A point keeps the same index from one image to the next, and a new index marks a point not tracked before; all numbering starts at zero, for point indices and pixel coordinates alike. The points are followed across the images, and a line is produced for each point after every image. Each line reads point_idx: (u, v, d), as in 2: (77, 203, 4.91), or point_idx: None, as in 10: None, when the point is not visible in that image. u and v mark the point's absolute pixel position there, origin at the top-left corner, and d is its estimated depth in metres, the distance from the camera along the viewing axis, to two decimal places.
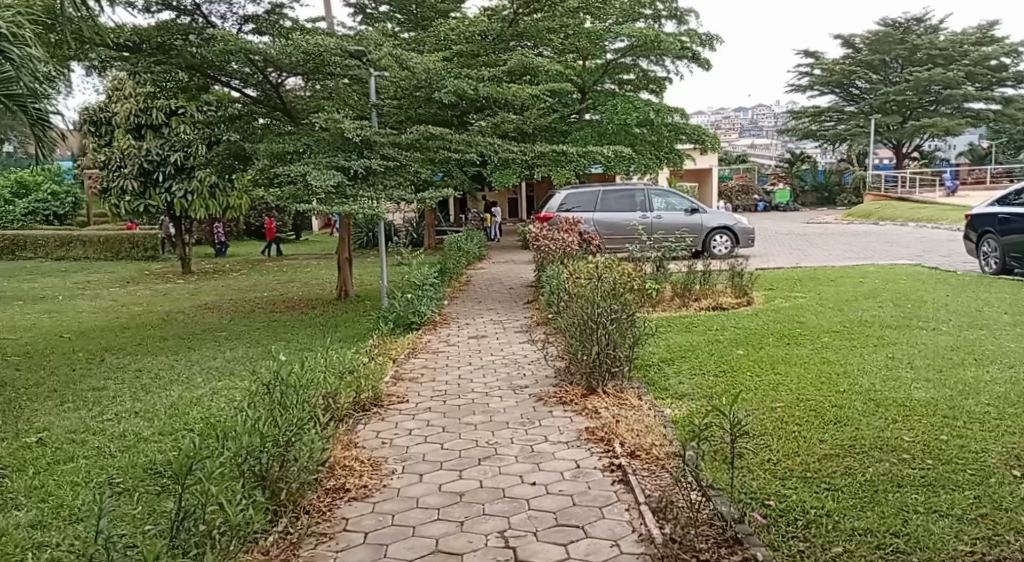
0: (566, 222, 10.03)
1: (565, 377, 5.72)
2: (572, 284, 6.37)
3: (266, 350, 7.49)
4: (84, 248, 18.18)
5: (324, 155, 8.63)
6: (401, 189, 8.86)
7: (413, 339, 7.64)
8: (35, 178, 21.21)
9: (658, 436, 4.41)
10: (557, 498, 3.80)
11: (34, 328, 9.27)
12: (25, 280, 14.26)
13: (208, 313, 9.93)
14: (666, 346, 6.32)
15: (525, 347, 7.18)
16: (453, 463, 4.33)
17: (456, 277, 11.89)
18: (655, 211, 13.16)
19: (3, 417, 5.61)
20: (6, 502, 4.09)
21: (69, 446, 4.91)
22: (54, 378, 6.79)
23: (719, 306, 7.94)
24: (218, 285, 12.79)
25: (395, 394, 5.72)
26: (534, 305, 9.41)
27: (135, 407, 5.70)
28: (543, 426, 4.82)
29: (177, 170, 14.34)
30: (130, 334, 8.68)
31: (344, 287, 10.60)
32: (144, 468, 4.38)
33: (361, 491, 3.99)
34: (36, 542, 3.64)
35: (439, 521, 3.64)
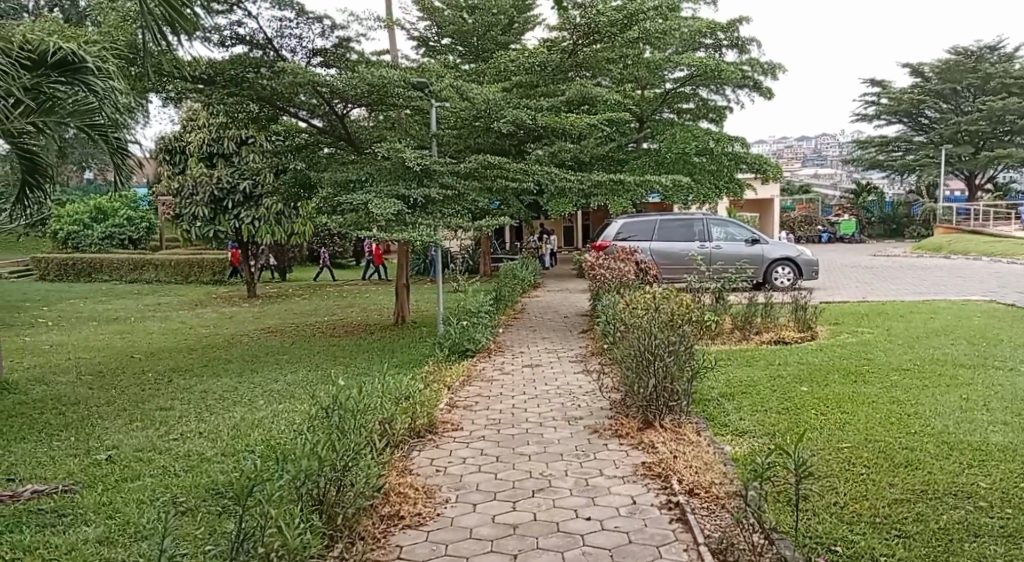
0: (623, 251, 9.97)
1: (621, 408, 5.66)
2: (629, 314, 6.30)
3: (326, 374, 7.59)
4: (156, 271, 18.84)
5: (385, 184, 8.80)
6: (459, 218, 8.96)
7: (468, 366, 7.66)
8: (113, 205, 22.19)
9: (717, 474, 4.31)
10: (612, 534, 3.73)
11: (106, 348, 9.62)
12: (100, 302, 14.82)
13: (271, 337, 10.15)
14: (726, 381, 6.19)
15: (580, 377, 7.13)
16: (507, 493, 4.30)
17: (511, 304, 11.92)
18: (714, 240, 12.98)
19: (75, 434, 5.80)
20: (75, 517, 4.21)
21: (136, 464, 5.05)
22: (123, 396, 7.01)
23: (781, 339, 7.76)
24: (280, 309, 13.07)
25: (450, 421, 5.74)
26: (590, 335, 9.35)
27: (200, 428, 5.84)
28: (597, 460, 4.76)
29: (246, 198, 14.78)
30: (196, 356, 8.92)
31: (401, 314, 10.70)
32: (207, 489, 4.46)
33: (415, 519, 3.99)
34: (103, 558, 3.73)
35: (493, 553, 3.61)
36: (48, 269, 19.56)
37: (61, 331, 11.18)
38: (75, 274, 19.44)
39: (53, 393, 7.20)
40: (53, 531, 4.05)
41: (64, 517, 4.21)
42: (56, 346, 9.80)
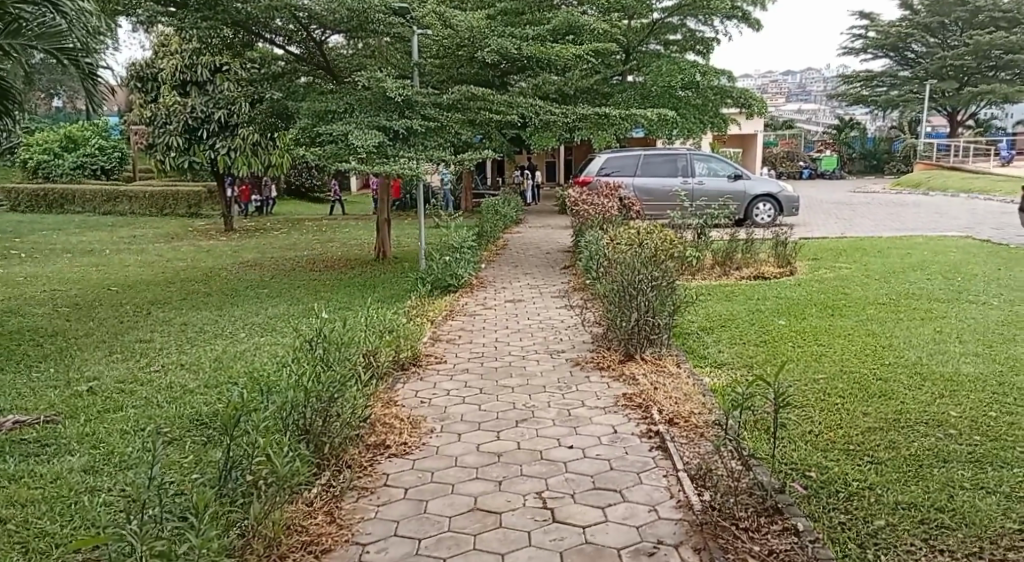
0: (607, 186, 9.95)
1: (603, 342, 5.73)
2: (613, 249, 6.31)
3: (308, 308, 7.59)
4: (131, 203, 18.53)
5: (365, 115, 8.66)
6: (441, 150, 8.86)
7: (450, 301, 7.70)
8: (84, 134, 21.69)
9: (697, 405, 4.40)
10: (594, 462, 3.81)
11: (83, 280, 9.52)
12: (74, 234, 14.59)
13: (250, 271, 10.08)
14: (707, 314, 6.28)
15: (562, 311, 7.19)
16: (491, 424, 4.37)
17: (493, 240, 11.91)
18: (697, 176, 12.96)
19: (55, 365, 5.80)
20: (59, 447, 4.23)
21: (119, 396, 5.05)
22: (103, 328, 7.01)
23: (762, 275, 7.83)
24: (259, 243, 12.96)
25: (434, 354, 5.80)
26: (572, 270, 9.39)
27: (181, 359, 5.85)
28: (580, 391, 4.84)
29: (221, 128, 14.48)
30: (175, 289, 8.86)
31: (383, 249, 10.64)
32: (190, 420, 4.50)
33: (401, 448, 4.05)
34: (89, 486, 3.75)
35: (478, 480, 3.68)
36: (20, 200, 19.19)
37: (37, 262, 11.02)
38: (47, 205, 19.09)
39: (29, 324, 7.14)
40: (37, 460, 4.07)
41: (48, 447, 4.23)
42: (31, 278, 9.68)
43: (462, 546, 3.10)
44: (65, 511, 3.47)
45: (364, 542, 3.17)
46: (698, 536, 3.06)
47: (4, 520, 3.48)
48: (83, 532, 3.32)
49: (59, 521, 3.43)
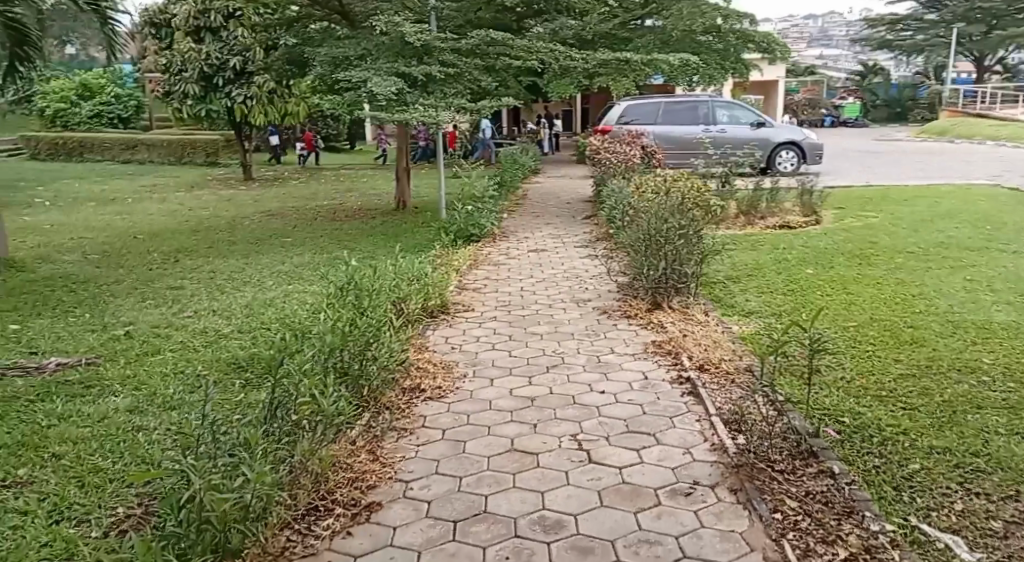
0: (628, 134, 9.86)
1: (630, 291, 5.76)
2: (638, 198, 6.27)
3: (333, 257, 7.63)
4: (150, 151, 18.55)
5: (384, 61, 8.57)
6: (461, 98, 8.78)
7: (474, 250, 7.74)
8: (99, 82, 21.63)
9: (726, 351, 4.45)
10: (627, 407, 3.87)
11: (108, 228, 9.60)
12: (95, 182, 14.66)
13: (271, 220, 10.12)
14: (733, 264, 6.28)
15: (586, 261, 7.20)
16: (523, 369, 4.43)
17: (512, 189, 11.89)
18: (719, 124, 12.80)
19: (90, 310, 5.91)
20: (103, 388, 4.34)
21: (156, 339, 5.16)
22: (133, 275, 7.09)
23: (787, 224, 7.79)
24: (277, 193, 12.97)
25: (461, 302, 5.85)
26: (594, 220, 9.37)
27: (213, 306, 5.93)
28: (608, 338, 4.89)
29: (237, 75, 14.34)
30: (201, 237, 8.93)
31: (403, 199, 10.62)
32: (229, 363, 4.59)
33: (436, 392, 4.13)
34: (137, 425, 3.86)
35: (513, 422, 3.75)
36: (40, 147, 19.29)
37: (60, 210, 11.11)
38: (68, 152, 19.17)
39: (62, 271, 7.26)
40: (82, 400, 4.18)
41: (92, 388, 4.34)
42: (57, 226, 9.78)
43: (503, 484, 3.17)
44: (113, 454, 3.56)
45: (407, 480, 3.25)
46: (734, 478, 3.11)
47: (58, 456, 3.59)
48: (135, 468, 3.43)
49: (110, 458, 3.53)
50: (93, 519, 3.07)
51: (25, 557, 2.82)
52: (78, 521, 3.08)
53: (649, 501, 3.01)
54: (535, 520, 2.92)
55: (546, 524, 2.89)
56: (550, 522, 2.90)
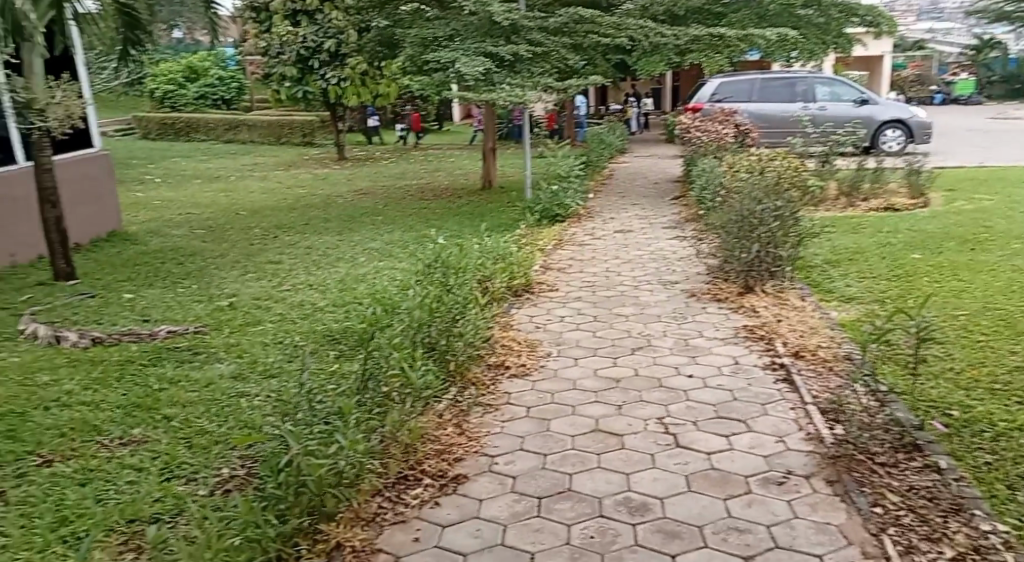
0: (721, 111, 9.59)
1: (719, 273, 5.61)
2: (731, 178, 6.08)
3: (421, 235, 7.73)
4: (251, 132, 19.22)
5: (473, 41, 8.58)
6: (548, 76, 8.72)
7: (559, 230, 7.71)
8: (205, 65, 22.53)
9: (824, 338, 4.28)
10: (717, 392, 3.77)
11: (212, 205, 10.01)
12: (201, 161, 15.31)
13: (363, 198, 10.33)
14: (831, 247, 6.03)
15: (674, 242, 7.05)
16: (608, 350, 4.38)
17: (599, 168, 11.78)
18: (818, 101, 12.27)
19: (196, 282, 6.18)
20: (209, 355, 4.53)
21: (256, 311, 5.35)
22: (236, 249, 7.37)
23: (891, 207, 7.42)
24: (369, 172, 13.22)
25: (545, 281, 5.82)
26: (683, 201, 9.16)
27: (308, 280, 6.10)
28: (697, 321, 4.77)
29: (332, 58, 14.66)
30: (297, 214, 9.21)
31: (489, 177, 10.64)
32: (324, 335, 4.71)
33: (521, 370, 4.12)
34: (239, 391, 4.01)
35: (598, 403, 3.70)
36: (151, 127, 20.29)
37: (169, 187, 11.65)
38: (176, 133, 20.08)
39: (172, 245, 7.63)
40: (190, 365, 4.38)
41: (200, 354, 4.53)
42: (166, 202, 10.26)
43: (588, 464, 3.14)
44: (219, 417, 3.72)
45: (492, 455, 3.26)
46: (832, 469, 2.99)
47: (169, 417, 3.76)
48: (238, 432, 3.57)
49: (215, 422, 3.69)
50: (201, 478, 3.22)
51: (140, 511, 2.97)
52: (188, 479, 3.22)
53: (740, 488, 2.92)
54: (621, 500, 2.88)
55: (631, 506, 2.84)
56: (636, 503, 2.85)
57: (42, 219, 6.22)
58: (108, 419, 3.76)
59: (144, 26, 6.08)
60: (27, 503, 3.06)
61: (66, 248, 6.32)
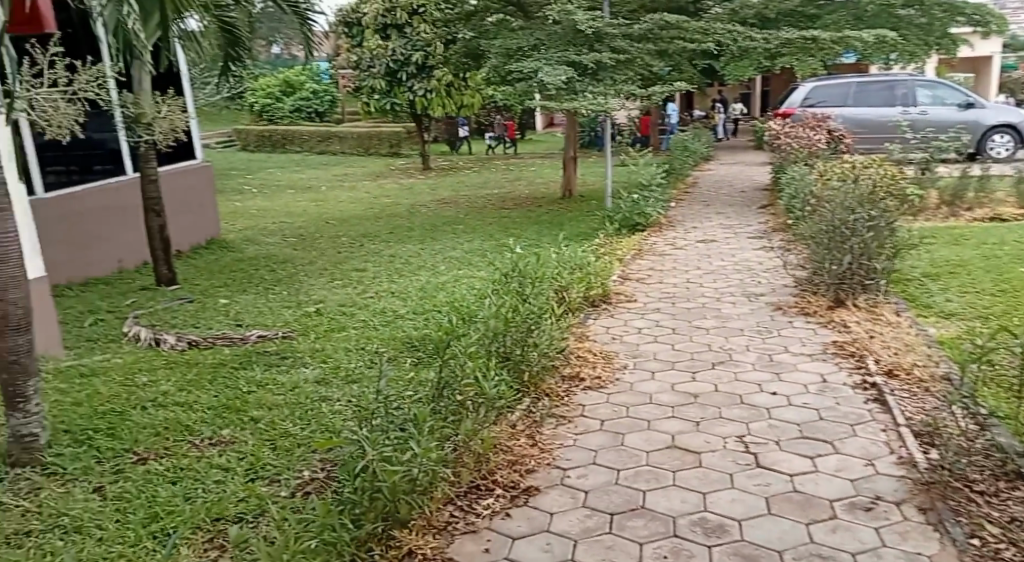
0: (812, 117, 9.27)
1: (807, 286, 5.41)
2: (821, 186, 5.84)
3: (500, 244, 7.74)
4: (342, 143, 19.71)
5: (556, 50, 8.56)
6: (631, 84, 8.63)
7: (639, 240, 7.60)
8: (300, 80, 23.32)
9: (920, 357, 4.05)
10: (801, 411, 3.60)
11: (303, 213, 10.30)
12: (294, 171, 15.82)
13: (446, 207, 10.44)
14: (931, 260, 5.73)
15: (760, 253, 6.84)
16: (687, 364, 4.25)
17: (682, 177, 11.59)
18: (920, 105, 11.80)
19: (285, 289, 6.34)
20: (295, 359, 4.62)
21: (341, 316, 5.44)
22: (324, 257, 7.54)
23: (998, 217, 7.12)
24: (453, 182, 13.38)
25: (624, 292, 5.72)
26: (770, 210, 8.90)
27: (392, 287, 6.17)
28: (782, 336, 4.60)
29: (419, 70, 14.92)
30: (383, 223, 9.36)
31: (570, 186, 10.58)
32: (404, 342, 4.75)
33: (595, 381, 4.04)
34: (322, 395, 4.07)
35: (675, 419, 3.59)
36: (249, 139, 21.14)
37: (265, 196, 12.06)
38: (272, 144, 20.82)
39: (265, 251, 7.88)
40: (277, 369, 4.48)
41: (287, 358, 4.64)
42: (261, 211, 10.62)
43: (662, 482, 3.04)
44: (303, 422, 3.78)
45: (565, 467, 3.20)
46: (925, 496, 2.81)
47: (256, 419, 3.85)
48: (319, 436, 3.62)
49: (299, 425, 3.74)
50: (283, 480, 3.27)
51: (225, 510, 3.03)
52: (271, 481, 3.28)
53: (824, 513, 2.77)
54: (696, 521, 2.77)
55: (707, 527, 2.73)
56: (712, 524, 2.74)
57: (147, 227, 6.49)
58: (199, 419, 3.86)
59: (244, 44, 6.19)
60: (122, 498, 3.17)
61: (168, 255, 6.59)
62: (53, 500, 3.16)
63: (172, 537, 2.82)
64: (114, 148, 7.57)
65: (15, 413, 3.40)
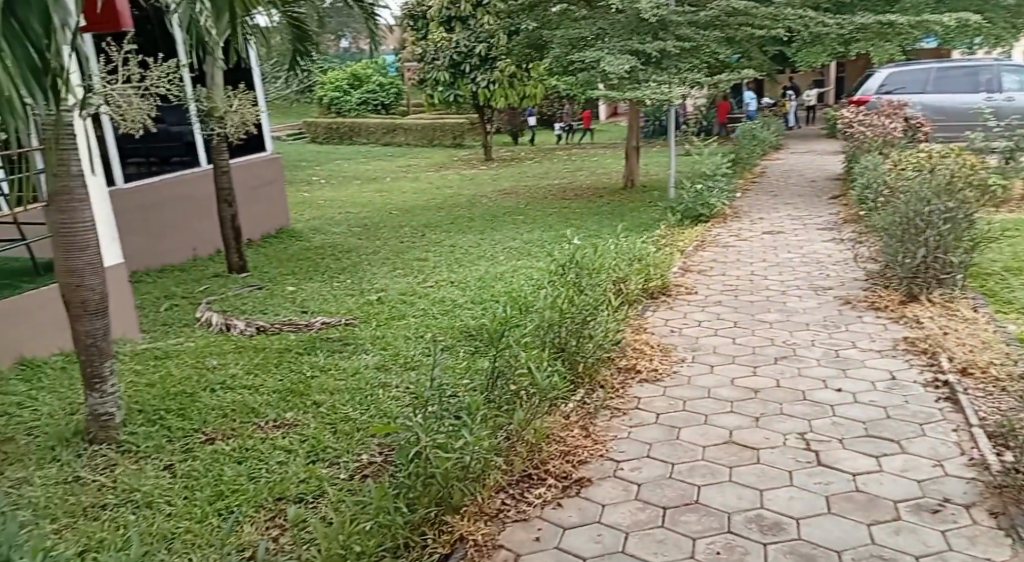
0: (888, 104, 8.95)
1: (879, 279, 5.22)
2: (895, 176, 5.64)
3: (559, 234, 7.71)
4: (406, 135, 19.93)
5: (619, 39, 8.45)
6: (695, 72, 8.46)
7: (702, 231, 7.47)
8: (367, 72, 23.64)
9: (997, 354, 3.87)
10: (867, 408, 3.49)
11: (369, 203, 10.46)
12: (359, 163, 16.07)
13: (507, 198, 10.46)
14: (1013, 254, 5.47)
15: (829, 245, 6.64)
16: (748, 358, 4.16)
17: (749, 167, 11.33)
18: (1004, 91, 11.29)
19: (347, 277, 6.45)
20: (355, 346, 4.70)
21: (400, 305, 5.51)
22: (387, 246, 7.64)
23: None
24: (515, 172, 13.38)
25: (684, 284, 5.63)
26: (841, 201, 8.63)
27: (451, 277, 6.21)
28: (850, 331, 4.45)
29: (482, 61, 14.94)
30: (445, 213, 9.44)
31: (632, 177, 10.47)
32: (461, 331, 4.78)
33: (652, 374, 3.99)
34: (381, 381, 4.13)
35: (733, 414, 3.52)
36: (318, 132, 21.57)
37: (333, 187, 12.29)
38: (339, 136, 21.19)
39: (330, 241, 8.03)
40: (339, 355, 4.57)
41: (348, 345, 4.72)
42: (328, 201, 10.82)
43: (717, 477, 2.98)
44: (362, 406, 3.84)
45: (618, 460, 3.17)
46: (997, 500, 2.69)
47: (318, 403, 3.93)
48: (377, 421, 3.67)
49: (358, 409, 3.81)
50: (342, 463, 3.33)
51: (286, 490, 3.10)
52: (331, 463, 3.34)
53: (887, 513, 2.68)
54: (752, 518, 2.71)
55: (763, 524, 2.66)
56: (768, 522, 2.68)
57: (219, 217, 6.68)
58: (264, 402, 3.96)
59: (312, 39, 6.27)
60: (190, 476, 3.27)
61: (239, 244, 6.76)
62: (127, 476, 3.29)
63: (235, 514, 2.91)
64: (189, 140, 7.80)
65: (92, 393, 3.54)
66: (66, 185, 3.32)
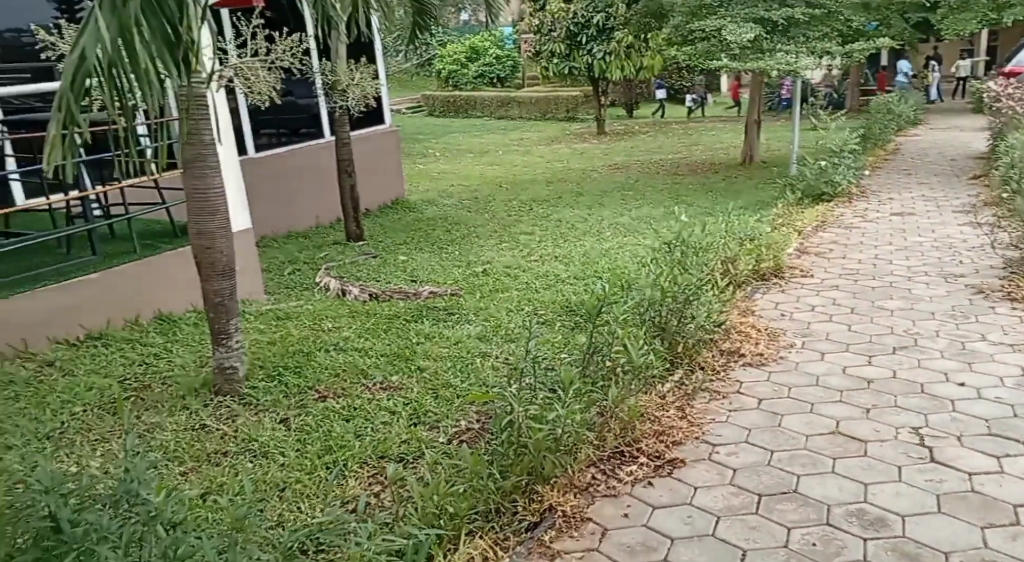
0: None
1: (1018, 269, 4.84)
2: None
3: (669, 211, 7.55)
4: (520, 108, 19.98)
5: (743, 6, 8.09)
6: (826, 40, 8.06)
7: (823, 211, 7.13)
8: (485, 45, 23.80)
9: None
10: (991, 405, 3.27)
11: (480, 177, 10.56)
12: (473, 136, 16.26)
13: (617, 173, 10.35)
14: None
15: (964, 230, 6.20)
16: (862, 346, 3.97)
17: (881, 144, 10.68)
18: None
19: (455, 249, 6.56)
20: (459, 316, 4.80)
21: (505, 278, 5.56)
22: (495, 219, 7.71)
23: None
24: (627, 147, 13.18)
25: (799, 266, 5.42)
26: (980, 183, 8.03)
27: (556, 252, 6.21)
28: (979, 323, 4.17)
29: (599, 33, 14.74)
30: (553, 188, 9.42)
31: (749, 153, 10.11)
32: (563, 306, 4.78)
33: (757, 358, 3.88)
34: (482, 351, 4.21)
35: (842, 404, 3.37)
36: (434, 105, 21.95)
37: (447, 160, 12.48)
38: (454, 109, 21.50)
39: (442, 213, 8.18)
40: (444, 324, 4.67)
41: (453, 315, 4.82)
42: (442, 174, 11.01)
43: (819, 467, 2.88)
44: (463, 374, 3.93)
45: (714, 443, 3.11)
46: None
47: (422, 368, 4.05)
48: (476, 389, 3.74)
49: (459, 377, 3.90)
50: (442, 427, 3.42)
51: (389, 449, 3.23)
52: (431, 427, 3.44)
53: (1004, 517, 2.51)
54: (853, 511, 2.61)
55: (865, 519, 2.56)
56: (871, 517, 2.57)
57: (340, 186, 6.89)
58: (372, 364, 4.12)
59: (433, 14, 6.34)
60: (302, 430, 3.45)
61: (357, 213, 6.98)
62: (246, 427, 3.50)
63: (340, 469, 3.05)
64: (316, 112, 8.10)
65: (219, 348, 3.77)
66: (201, 153, 3.51)
